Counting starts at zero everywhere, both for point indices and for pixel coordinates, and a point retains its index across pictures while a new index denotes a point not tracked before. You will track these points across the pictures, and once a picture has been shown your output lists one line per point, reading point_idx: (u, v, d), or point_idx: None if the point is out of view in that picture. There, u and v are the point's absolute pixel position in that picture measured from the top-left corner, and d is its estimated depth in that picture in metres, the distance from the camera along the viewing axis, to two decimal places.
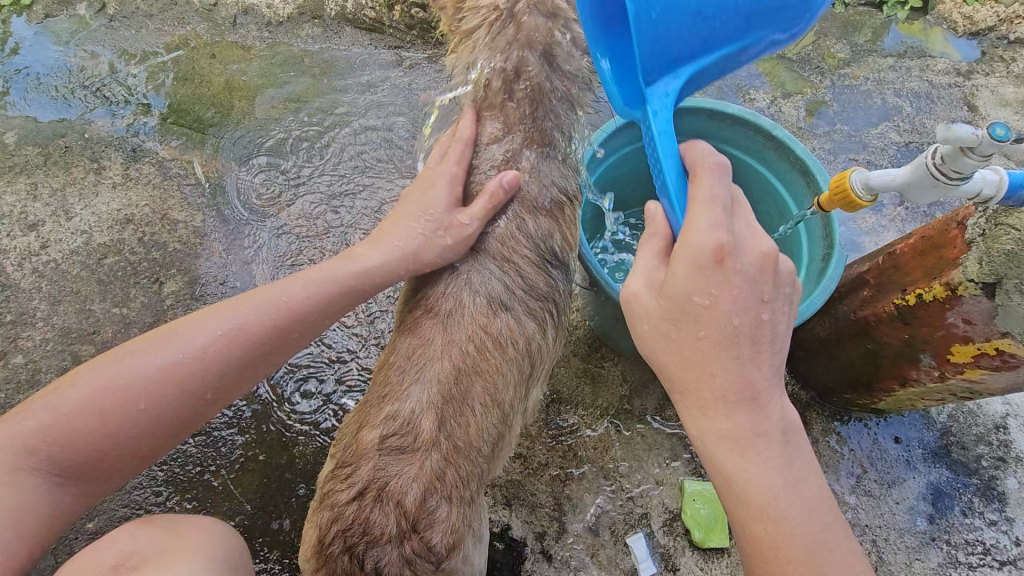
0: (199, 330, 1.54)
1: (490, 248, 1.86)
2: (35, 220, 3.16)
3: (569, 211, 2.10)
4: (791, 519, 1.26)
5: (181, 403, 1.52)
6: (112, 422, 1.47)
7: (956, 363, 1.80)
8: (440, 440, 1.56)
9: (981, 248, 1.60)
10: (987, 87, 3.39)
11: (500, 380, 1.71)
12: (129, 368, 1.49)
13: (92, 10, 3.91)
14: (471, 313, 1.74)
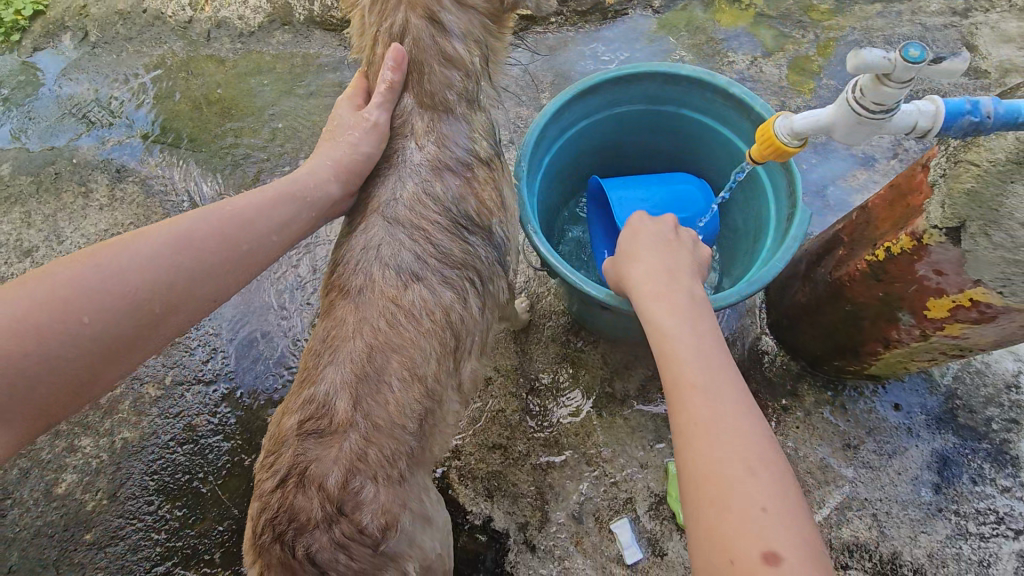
0: (145, 240, 1.47)
1: (397, 214, 1.80)
2: (30, 246, 3.27)
3: (479, 170, 1.99)
4: (710, 364, 1.25)
5: (130, 314, 1.42)
6: (47, 339, 1.32)
7: (934, 319, 1.66)
8: (357, 420, 1.54)
9: (943, 190, 1.48)
10: (987, 24, 3.16)
11: (418, 354, 1.66)
12: (65, 281, 1.35)
13: (76, 39, 4.02)
14: (380, 288, 1.68)
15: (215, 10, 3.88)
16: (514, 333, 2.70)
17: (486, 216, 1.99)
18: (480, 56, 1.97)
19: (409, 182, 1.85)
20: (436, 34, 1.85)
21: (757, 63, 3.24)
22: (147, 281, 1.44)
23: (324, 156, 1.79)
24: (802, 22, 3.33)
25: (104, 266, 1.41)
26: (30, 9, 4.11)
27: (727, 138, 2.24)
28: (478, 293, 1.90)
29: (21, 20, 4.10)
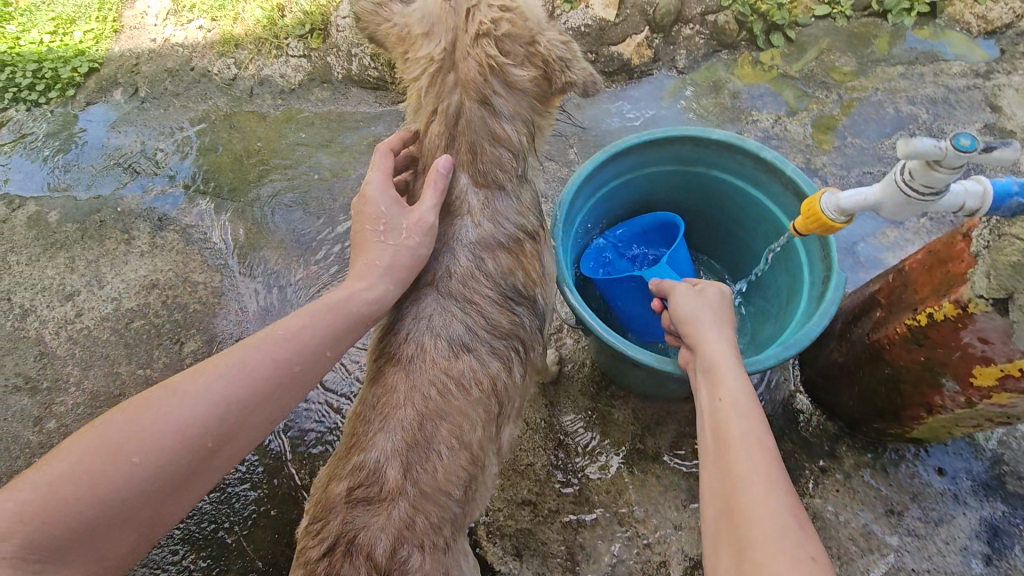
0: (202, 376, 1.40)
1: (450, 289, 1.83)
2: (71, 290, 3.37)
3: (529, 245, 2.03)
4: (748, 420, 1.32)
5: (182, 457, 1.33)
6: (101, 487, 1.25)
7: (980, 387, 1.63)
8: (406, 488, 1.55)
9: (987, 260, 1.48)
10: (1009, 86, 3.24)
11: (465, 421, 1.68)
12: (123, 426, 1.30)
13: (126, 95, 4.26)
14: (432, 357, 1.71)
15: (259, 69, 4.10)
16: (543, 386, 2.68)
17: (531, 287, 2.01)
18: (527, 135, 2.04)
19: (462, 257, 1.88)
20: (487, 115, 1.92)
21: (782, 121, 3.32)
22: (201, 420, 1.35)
23: (375, 260, 1.70)
24: (826, 82, 3.42)
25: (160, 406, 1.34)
26: (85, 66, 4.39)
27: (759, 201, 2.28)
28: (521, 363, 1.92)
29: (77, 77, 4.37)
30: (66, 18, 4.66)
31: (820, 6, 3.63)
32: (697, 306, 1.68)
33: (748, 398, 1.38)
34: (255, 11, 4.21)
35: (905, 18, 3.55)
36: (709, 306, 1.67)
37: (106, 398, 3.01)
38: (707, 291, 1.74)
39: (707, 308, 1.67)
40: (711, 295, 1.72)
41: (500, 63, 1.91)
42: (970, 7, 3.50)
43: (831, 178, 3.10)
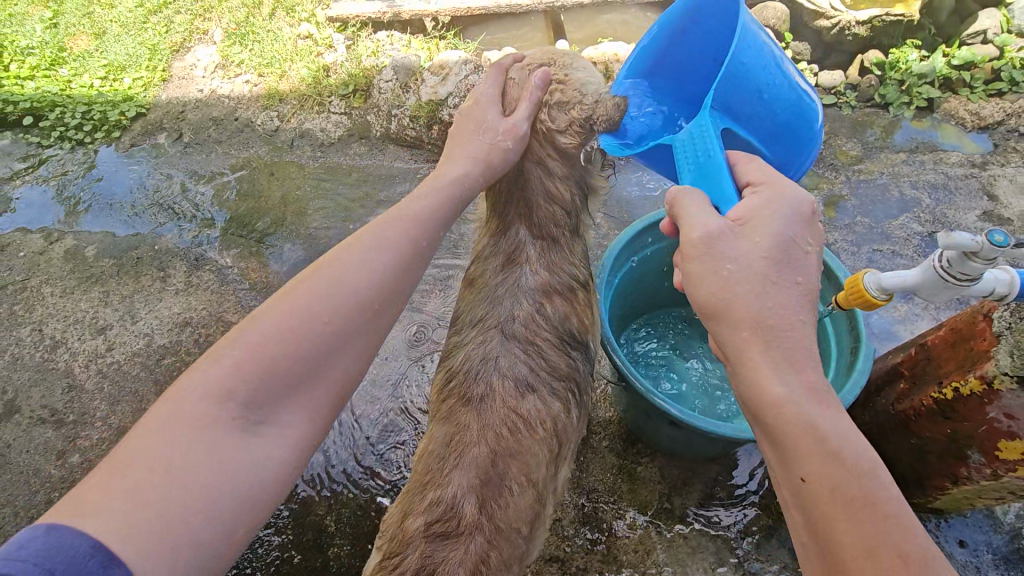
0: (354, 248, 1.45)
1: (514, 330, 2.03)
2: (104, 324, 3.43)
3: (580, 293, 2.27)
4: (866, 519, 0.98)
5: (353, 315, 1.37)
6: (293, 345, 1.27)
7: (1006, 460, 1.71)
8: (482, 522, 1.65)
9: (1010, 340, 1.64)
10: (1005, 177, 3.49)
11: (532, 459, 1.82)
12: (303, 290, 1.33)
13: (171, 139, 4.47)
14: (502, 398, 1.87)
15: (301, 122, 4.35)
16: None
17: (584, 332, 2.24)
18: (581, 195, 2.38)
19: (527, 302, 2.10)
20: (545, 179, 2.24)
21: None
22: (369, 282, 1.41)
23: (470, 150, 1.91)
24: (834, 164, 3.68)
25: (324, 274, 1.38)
26: (133, 111, 4.63)
27: None
28: (577, 403, 2.08)
29: (124, 120, 4.60)
30: (117, 65, 4.94)
31: (828, 96, 3.99)
32: (736, 288, 1.26)
33: (846, 473, 1.04)
34: (302, 70, 4.53)
35: (904, 111, 3.88)
36: (755, 291, 1.24)
37: None
38: (755, 235, 1.32)
39: (749, 294, 1.24)
40: (754, 251, 1.29)
41: (548, 129, 2.17)
42: (964, 104, 3.82)
43: (842, 253, 3.29)
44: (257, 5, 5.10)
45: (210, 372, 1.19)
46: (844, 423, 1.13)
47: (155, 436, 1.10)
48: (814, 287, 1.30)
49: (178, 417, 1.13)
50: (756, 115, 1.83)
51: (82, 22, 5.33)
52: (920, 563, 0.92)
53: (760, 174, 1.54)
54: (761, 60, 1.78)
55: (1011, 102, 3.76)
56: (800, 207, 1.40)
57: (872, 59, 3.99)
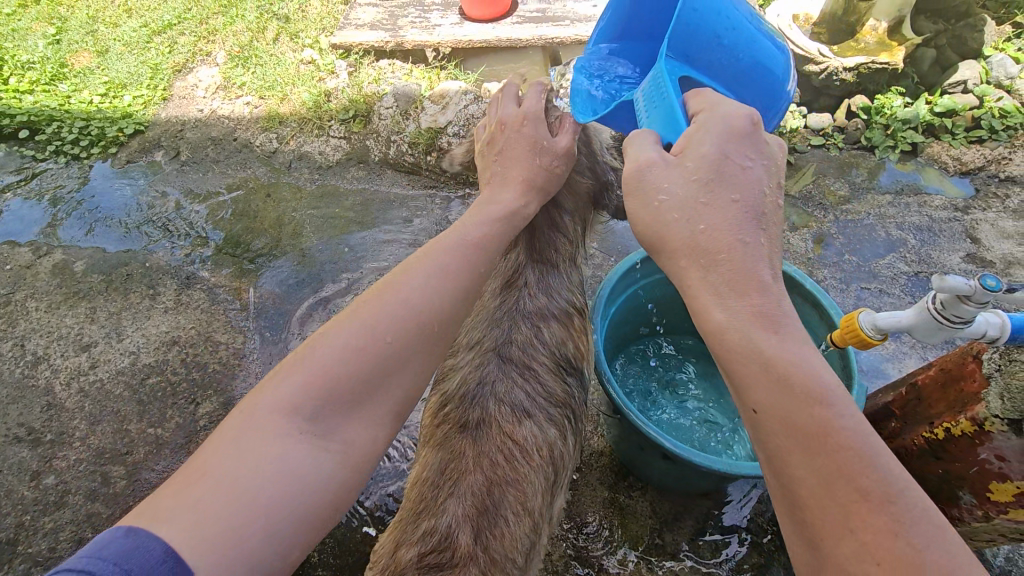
0: (414, 269, 1.47)
1: (510, 353, 2.03)
2: (89, 341, 3.37)
3: (577, 319, 2.29)
4: (819, 451, 1.00)
5: (411, 334, 1.36)
6: (354, 362, 1.28)
7: (997, 502, 1.73)
8: (477, 553, 1.62)
9: (1001, 383, 1.66)
10: (986, 221, 3.59)
11: (529, 488, 1.80)
12: (366, 311, 1.36)
13: (168, 156, 4.48)
14: (498, 424, 1.86)
15: (300, 145, 4.39)
16: None
17: (580, 359, 2.26)
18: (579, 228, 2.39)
19: (524, 325, 2.10)
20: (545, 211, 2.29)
21: (785, 235, 3.62)
22: (428, 302, 1.41)
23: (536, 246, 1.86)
24: (823, 203, 3.77)
25: (385, 295, 1.40)
26: (131, 128, 4.64)
27: None
28: (573, 430, 2.10)
29: (122, 137, 4.61)
30: (118, 83, 4.97)
31: (816, 137, 4.11)
32: (667, 218, 1.30)
33: (803, 408, 1.04)
34: (303, 94, 4.59)
35: (889, 154, 4.00)
36: (687, 218, 1.27)
37: (111, 455, 2.91)
38: (687, 161, 1.33)
39: (681, 222, 1.28)
40: (685, 179, 1.31)
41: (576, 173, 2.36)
42: (947, 149, 3.96)
43: (832, 290, 3.35)
44: (261, 30, 5.18)
45: (280, 388, 1.23)
46: (797, 349, 1.12)
47: (228, 446, 1.14)
48: (754, 200, 1.27)
49: (252, 427, 1.17)
50: (716, 62, 1.84)
51: (85, 39, 5.38)
52: (873, 494, 0.95)
53: (702, 103, 1.48)
54: (716, 7, 1.80)
55: (991, 150, 3.90)
56: (737, 123, 1.37)
57: (859, 104, 4.10)
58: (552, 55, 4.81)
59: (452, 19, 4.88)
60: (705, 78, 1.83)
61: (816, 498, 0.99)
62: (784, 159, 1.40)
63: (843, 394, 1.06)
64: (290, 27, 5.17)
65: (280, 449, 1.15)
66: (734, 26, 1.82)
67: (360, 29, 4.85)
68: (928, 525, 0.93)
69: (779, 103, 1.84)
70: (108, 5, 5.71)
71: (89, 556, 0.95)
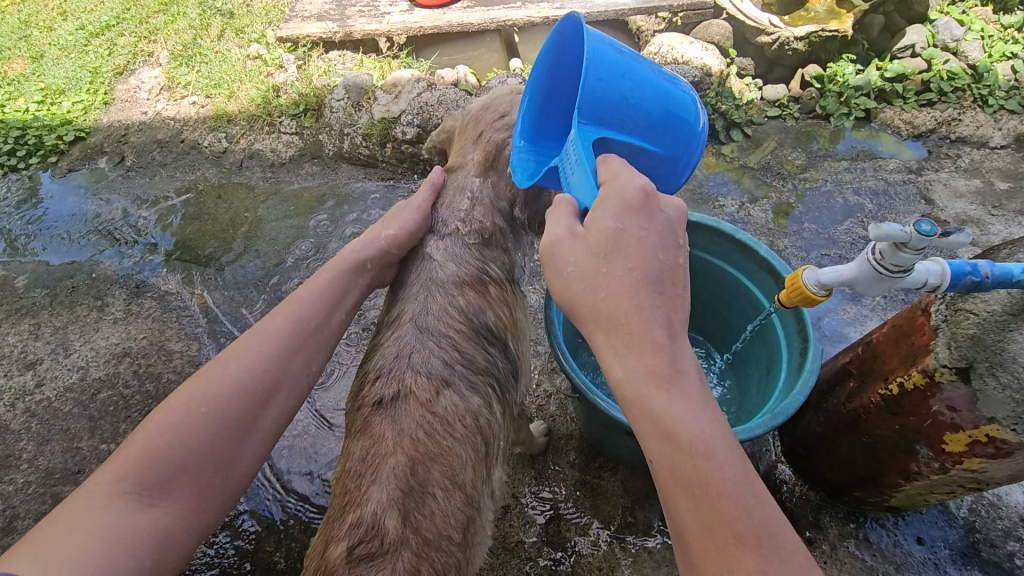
0: (245, 345, 1.63)
1: (427, 323, 1.97)
2: (34, 358, 3.20)
3: (494, 289, 2.21)
4: (703, 502, 0.99)
5: (236, 405, 1.51)
6: (187, 434, 1.43)
7: (953, 452, 1.74)
8: (408, 536, 1.59)
9: (946, 334, 1.64)
10: (940, 181, 3.64)
11: (456, 461, 1.78)
12: (199, 389, 1.51)
13: (111, 163, 4.29)
14: (415, 397, 1.81)
15: (251, 143, 4.25)
16: (531, 458, 2.69)
17: (503, 329, 2.20)
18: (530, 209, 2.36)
19: (439, 295, 2.04)
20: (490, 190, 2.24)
21: (745, 207, 3.61)
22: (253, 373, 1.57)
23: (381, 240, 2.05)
24: (781, 173, 3.78)
25: (216, 372, 1.56)
26: (72, 135, 4.45)
27: (735, 278, 2.45)
28: (499, 399, 2.07)
29: (61, 145, 4.42)
30: (56, 89, 4.75)
31: (772, 109, 4.12)
32: (574, 288, 1.23)
33: (686, 457, 1.02)
34: (250, 91, 4.45)
35: (845, 121, 4.02)
36: (588, 284, 1.20)
37: (62, 475, 2.78)
38: (588, 237, 1.25)
39: (585, 290, 1.20)
40: (585, 253, 1.23)
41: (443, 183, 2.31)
42: (899, 114, 4.00)
43: (793, 258, 3.35)
44: (205, 26, 5.00)
45: (117, 462, 1.37)
46: (690, 402, 1.08)
47: (68, 510, 1.29)
48: (652, 266, 1.18)
49: (89, 497, 1.31)
50: (629, 120, 1.67)
51: (18, 45, 5.12)
52: (749, 539, 0.95)
53: (609, 172, 1.38)
54: (617, 69, 1.64)
55: (941, 112, 3.95)
56: (630, 194, 1.26)
57: (812, 73, 4.12)
58: (506, 39, 4.74)
59: (402, 6, 4.77)
60: (622, 138, 1.68)
61: (704, 547, 0.97)
62: (685, 220, 1.30)
63: (728, 446, 1.04)
64: (234, 23, 5.01)
65: (111, 509, 1.29)
66: (639, 84, 1.66)
67: (307, 21, 4.70)
68: (800, 568, 0.94)
69: (695, 150, 1.74)
70: (40, 9, 5.45)
71: None
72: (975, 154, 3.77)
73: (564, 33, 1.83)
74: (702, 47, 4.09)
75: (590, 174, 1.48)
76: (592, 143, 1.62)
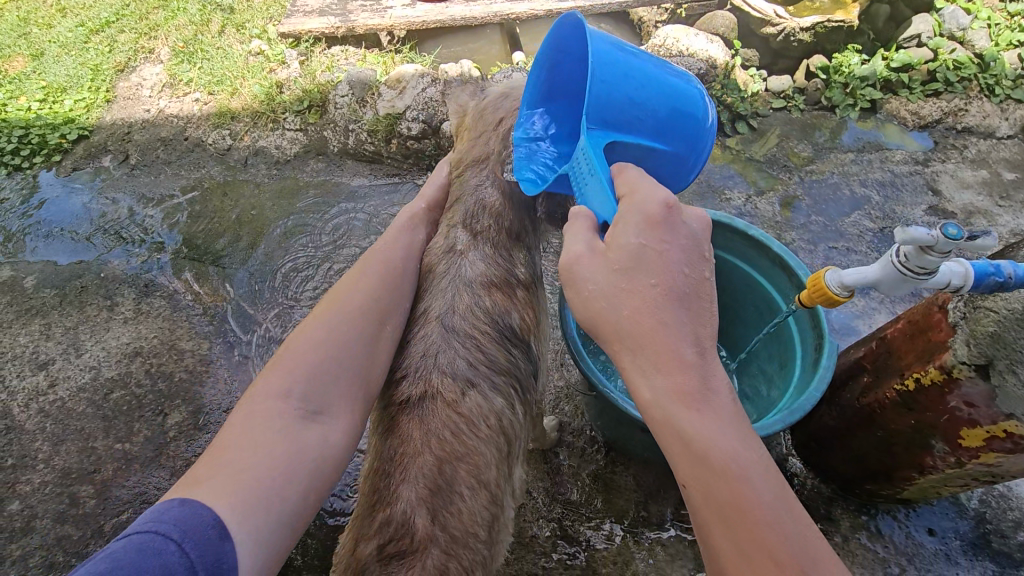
0: (349, 285, 1.73)
1: (454, 323, 1.96)
2: (46, 359, 3.21)
3: (521, 292, 2.22)
4: (739, 527, 1.01)
5: (357, 331, 1.62)
6: (327, 356, 1.52)
7: (970, 447, 1.75)
8: (436, 534, 1.63)
9: (965, 331, 1.66)
10: (947, 172, 3.63)
11: (481, 460, 1.80)
12: (322, 320, 1.59)
13: (115, 161, 4.28)
14: (442, 396, 1.82)
15: (254, 140, 4.24)
16: (544, 453, 2.71)
17: (527, 330, 2.21)
18: (543, 207, 2.37)
19: (465, 295, 2.03)
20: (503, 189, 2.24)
21: (752, 200, 3.60)
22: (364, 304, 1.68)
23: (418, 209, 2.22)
24: (788, 165, 3.77)
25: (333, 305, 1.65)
26: (74, 133, 4.43)
27: (750, 276, 2.45)
28: (520, 399, 2.09)
29: (64, 144, 4.40)
30: (57, 87, 4.72)
31: (778, 100, 4.09)
32: (595, 306, 1.21)
33: (720, 482, 1.04)
34: (253, 87, 4.42)
35: (850, 112, 4.00)
36: (610, 303, 1.18)
37: (78, 475, 2.80)
38: (609, 253, 1.23)
39: (607, 308, 1.19)
40: (605, 269, 1.22)
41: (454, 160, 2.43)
42: (905, 104, 3.99)
43: (801, 251, 3.35)
44: (205, 22, 4.97)
45: (267, 387, 1.43)
46: (722, 424, 1.08)
47: (243, 430, 1.34)
48: (676, 281, 1.16)
49: (256, 416, 1.36)
50: (635, 119, 1.66)
51: (17, 43, 5.08)
52: (789, 565, 0.96)
53: (627, 183, 1.38)
54: (619, 70, 1.64)
55: (947, 102, 3.93)
56: (651, 209, 1.25)
57: (818, 64, 4.10)
58: (509, 32, 4.70)
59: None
60: (630, 137, 1.66)
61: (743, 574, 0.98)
62: (708, 231, 1.29)
63: (759, 467, 1.06)
64: (235, 18, 4.97)
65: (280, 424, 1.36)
66: (642, 83, 1.66)
67: (308, 16, 4.68)
68: None
69: (703, 147, 1.74)
70: (39, 6, 5.41)
71: (152, 520, 1.10)
72: (982, 145, 3.77)
73: (560, 34, 1.82)
74: (708, 39, 4.07)
75: (606, 183, 1.47)
76: (602, 147, 1.60)
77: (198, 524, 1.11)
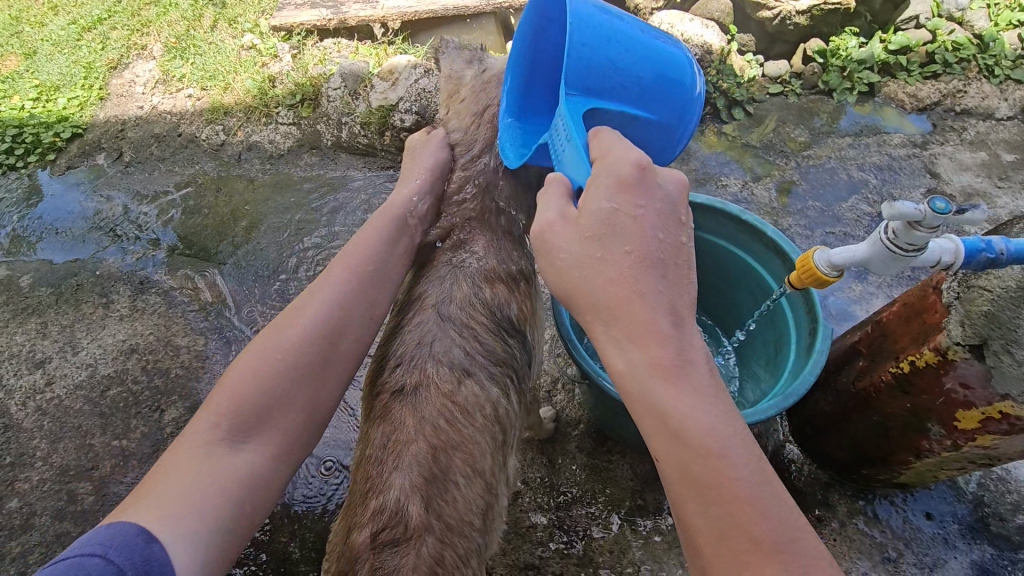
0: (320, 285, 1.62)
1: (450, 311, 1.96)
2: (43, 357, 3.21)
3: (522, 283, 2.21)
4: (715, 504, 0.99)
5: (318, 340, 1.52)
6: (279, 369, 1.45)
7: (965, 430, 1.74)
8: (431, 522, 1.62)
9: (960, 311, 1.63)
10: (945, 155, 3.59)
11: (476, 449, 1.80)
12: (284, 327, 1.51)
13: (109, 159, 4.27)
14: (437, 385, 1.81)
15: (248, 136, 4.22)
16: (540, 444, 2.70)
17: (524, 320, 2.20)
18: None
19: (463, 285, 2.03)
20: None
21: (748, 186, 3.57)
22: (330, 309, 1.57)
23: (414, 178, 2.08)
24: (784, 151, 3.73)
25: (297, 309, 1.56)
26: (68, 132, 4.42)
27: (746, 262, 2.43)
28: (516, 389, 2.07)
29: (59, 142, 4.39)
30: (50, 85, 4.71)
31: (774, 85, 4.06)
32: (570, 276, 1.19)
33: (697, 457, 1.02)
34: (246, 81, 4.40)
35: (848, 96, 3.95)
36: (585, 274, 1.16)
37: (76, 472, 2.80)
38: (581, 219, 1.21)
39: (581, 279, 1.17)
40: (578, 238, 1.20)
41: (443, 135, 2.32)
42: (902, 87, 3.94)
43: (797, 237, 3.32)
44: (197, 17, 4.94)
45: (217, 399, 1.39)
46: (698, 398, 1.07)
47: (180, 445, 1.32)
48: (651, 248, 1.14)
49: (197, 432, 1.33)
50: (619, 86, 1.65)
51: (10, 42, 5.07)
52: (765, 543, 0.96)
53: (601, 146, 1.35)
54: (604, 33, 1.61)
55: (945, 84, 3.89)
56: (623, 171, 1.23)
57: (813, 49, 4.03)
58: (502, 21, 4.66)
59: None
60: (614, 105, 1.65)
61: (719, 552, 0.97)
62: (683, 195, 1.27)
63: (737, 441, 1.04)
64: (227, 13, 4.94)
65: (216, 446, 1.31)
66: (628, 47, 1.64)
67: (300, 9, 4.65)
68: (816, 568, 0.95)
69: (689, 114, 1.72)
70: (31, 4, 5.38)
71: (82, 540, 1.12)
72: (981, 126, 3.73)
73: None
74: (702, 25, 4.02)
75: (581, 147, 1.45)
76: (583, 113, 1.59)
77: (123, 543, 1.11)
